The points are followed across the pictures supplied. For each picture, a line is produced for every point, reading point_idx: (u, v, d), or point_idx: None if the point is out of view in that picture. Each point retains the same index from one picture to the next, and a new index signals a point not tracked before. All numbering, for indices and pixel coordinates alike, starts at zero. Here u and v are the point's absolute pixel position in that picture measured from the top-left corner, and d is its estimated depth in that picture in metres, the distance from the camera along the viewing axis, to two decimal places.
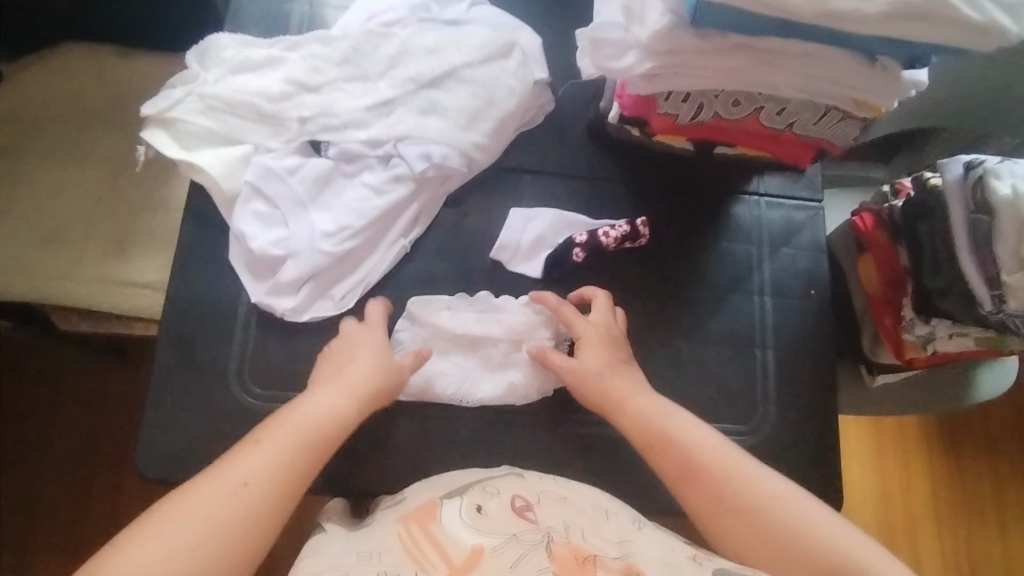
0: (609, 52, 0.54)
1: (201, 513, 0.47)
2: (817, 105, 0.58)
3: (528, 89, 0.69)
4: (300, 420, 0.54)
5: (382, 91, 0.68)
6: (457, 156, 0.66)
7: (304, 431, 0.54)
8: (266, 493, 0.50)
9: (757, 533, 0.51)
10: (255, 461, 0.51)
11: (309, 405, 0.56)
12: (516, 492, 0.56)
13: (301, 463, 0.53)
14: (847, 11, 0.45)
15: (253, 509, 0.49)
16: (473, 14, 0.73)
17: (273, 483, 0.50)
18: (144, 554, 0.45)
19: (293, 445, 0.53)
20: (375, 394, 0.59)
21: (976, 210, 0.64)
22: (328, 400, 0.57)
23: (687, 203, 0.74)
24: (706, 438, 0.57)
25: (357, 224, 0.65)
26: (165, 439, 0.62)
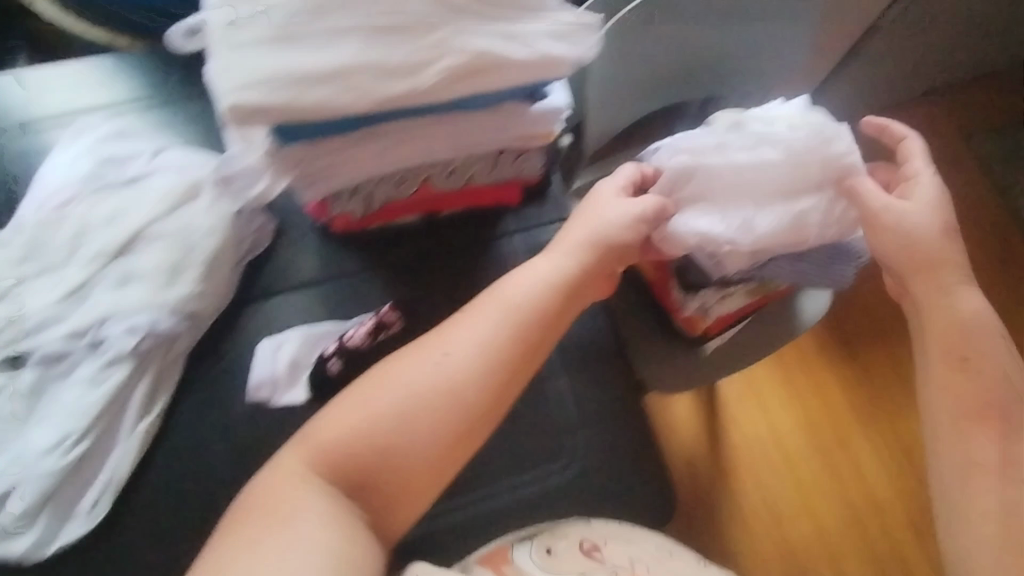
0: (241, 183, 0.55)
1: (370, 413, 0.51)
2: (482, 157, 0.59)
3: (227, 223, 0.67)
4: (529, 288, 0.56)
5: (69, 277, 0.64)
6: (167, 317, 0.63)
7: (477, 357, 0.53)
8: (470, 356, 0.53)
9: (975, 408, 0.52)
10: (478, 329, 0.54)
11: (473, 335, 0.54)
12: (585, 533, 0.60)
13: (516, 337, 0.54)
14: (402, 92, 0.47)
15: (465, 368, 0.52)
16: (156, 163, 0.70)
17: (477, 359, 0.53)
18: (327, 434, 0.50)
19: (517, 319, 0.54)
20: (559, 289, 0.56)
21: None
22: (477, 339, 0.54)
23: (434, 270, 0.71)
24: (949, 270, 0.54)
25: (78, 426, 0.60)
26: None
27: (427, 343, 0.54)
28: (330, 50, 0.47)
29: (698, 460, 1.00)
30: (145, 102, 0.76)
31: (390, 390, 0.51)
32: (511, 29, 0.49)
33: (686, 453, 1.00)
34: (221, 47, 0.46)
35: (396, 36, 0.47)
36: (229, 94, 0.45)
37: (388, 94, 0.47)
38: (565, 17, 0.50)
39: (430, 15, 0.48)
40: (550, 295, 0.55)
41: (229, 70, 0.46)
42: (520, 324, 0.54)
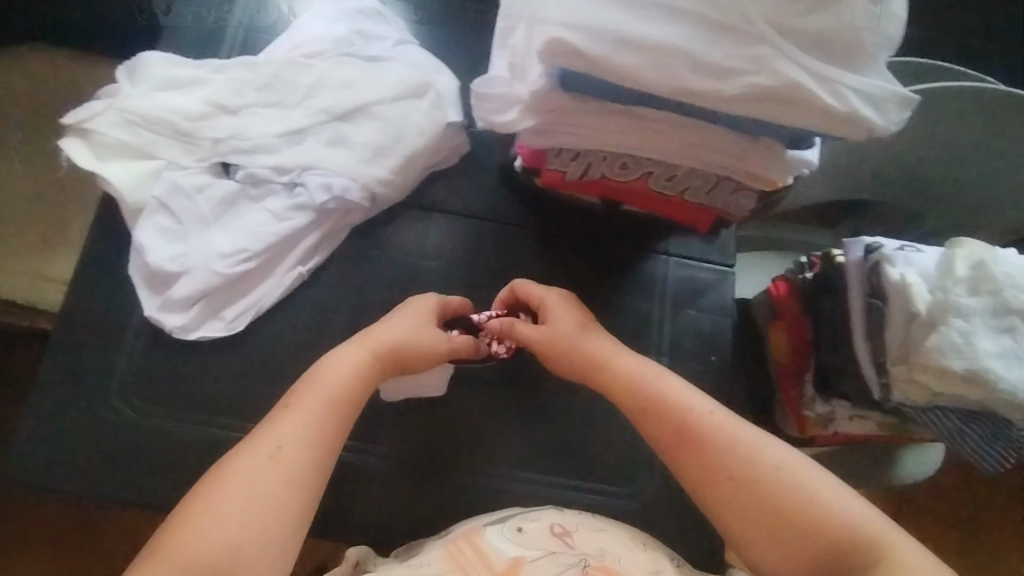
0: (492, 106, 0.55)
1: (261, 483, 0.50)
2: (707, 175, 0.59)
3: (439, 130, 0.69)
4: (319, 385, 0.57)
5: (294, 119, 0.68)
6: (358, 190, 0.67)
7: (325, 387, 0.57)
8: (304, 426, 0.54)
9: (745, 476, 0.53)
10: (298, 423, 0.54)
11: (327, 367, 0.58)
12: (556, 519, 0.57)
13: (336, 412, 0.56)
14: (702, 89, 0.46)
15: (291, 451, 0.52)
16: (396, 52, 0.71)
17: (305, 453, 0.53)
18: (229, 495, 0.49)
19: (337, 401, 0.56)
20: (362, 381, 0.59)
21: (872, 294, 0.64)
22: (344, 354, 0.59)
23: (591, 256, 0.73)
24: (640, 365, 0.62)
25: (253, 247, 0.66)
26: (29, 442, 0.64)
27: (248, 445, 0.53)
28: (667, 22, 0.46)
29: None
30: None
31: (288, 428, 0.53)
32: (827, 73, 0.47)
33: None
34: None
35: (720, 34, 0.46)
36: (549, 28, 0.44)
37: (685, 86, 0.46)
38: (883, 83, 0.48)
39: (758, 26, 0.46)
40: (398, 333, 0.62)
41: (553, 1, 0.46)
42: (377, 365, 0.60)
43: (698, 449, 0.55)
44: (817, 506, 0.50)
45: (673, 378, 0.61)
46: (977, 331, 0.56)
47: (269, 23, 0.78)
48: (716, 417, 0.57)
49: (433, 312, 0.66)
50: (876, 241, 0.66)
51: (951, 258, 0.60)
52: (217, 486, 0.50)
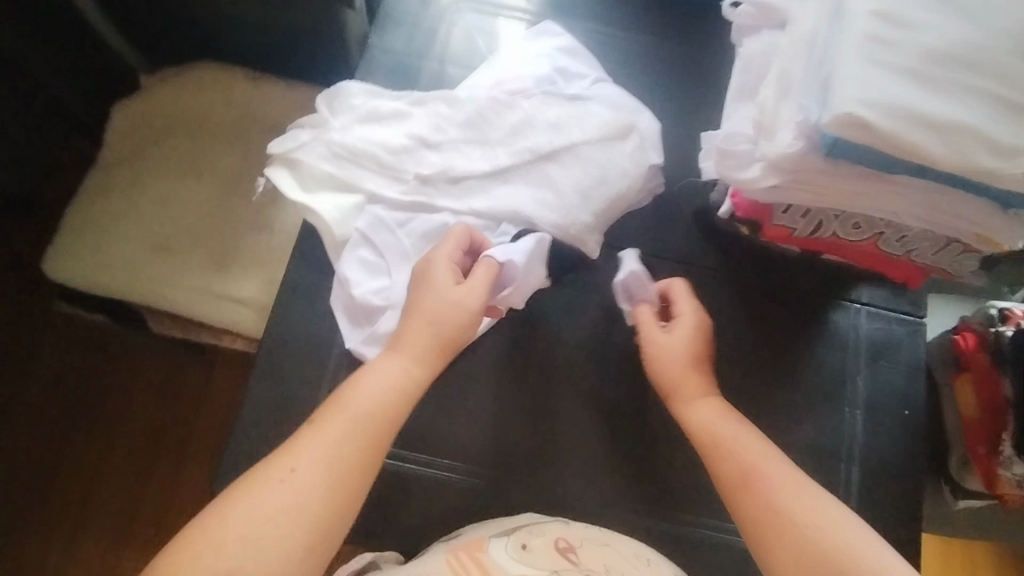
0: (734, 163, 0.55)
1: (271, 507, 0.51)
2: (937, 238, 0.58)
3: (642, 172, 0.71)
4: (352, 409, 0.56)
5: (499, 157, 0.69)
6: (563, 232, 0.68)
7: (359, 412, 0.56)
8: (327, 448, 0.54)
9: (766, 526, 0.55)
10: (316, 448, 0.54)
11: (361, 388, 0.58)
12: (562, 534, 0.60)
13: (357, 435, 0.55)
14: (993, 169, 0.42)
15: (306, 477, 0.53)
16: (595, 90, 0.74)
17: (319, 478, 0.53)
18: (244, 510, 0.51)
19: (361, 420, 0.56)
20: (396, 397, 0.58)
21: None
22: (381, 376, 0.59)
23: (783, 303, 0.73)
24: (711, 413, 0.62)
25: None
26: (248, 462, 0.68)
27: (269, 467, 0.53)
28: (955, 97, 0.43)
29: None
30: (598, 33, 0.80)
31: (308, 454, 0.54)
32: None
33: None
34: (851, 48, 0.44)
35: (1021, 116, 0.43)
36: (841, 99, 0.42)
37: (976, 165, 0.42)
38: None
39: None
40: (459, 321, 0.60)
41: (841, 72, 0.43)
42: (415, 378, 0.60)
43: (736, 488, 0.58)
44: (830, 549, 0.53)
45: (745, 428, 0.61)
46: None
47: (463, 58, 0.80)
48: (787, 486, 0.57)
49: (450, 272, 0.62)
50: None
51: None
52: (231, 508, 0.51)
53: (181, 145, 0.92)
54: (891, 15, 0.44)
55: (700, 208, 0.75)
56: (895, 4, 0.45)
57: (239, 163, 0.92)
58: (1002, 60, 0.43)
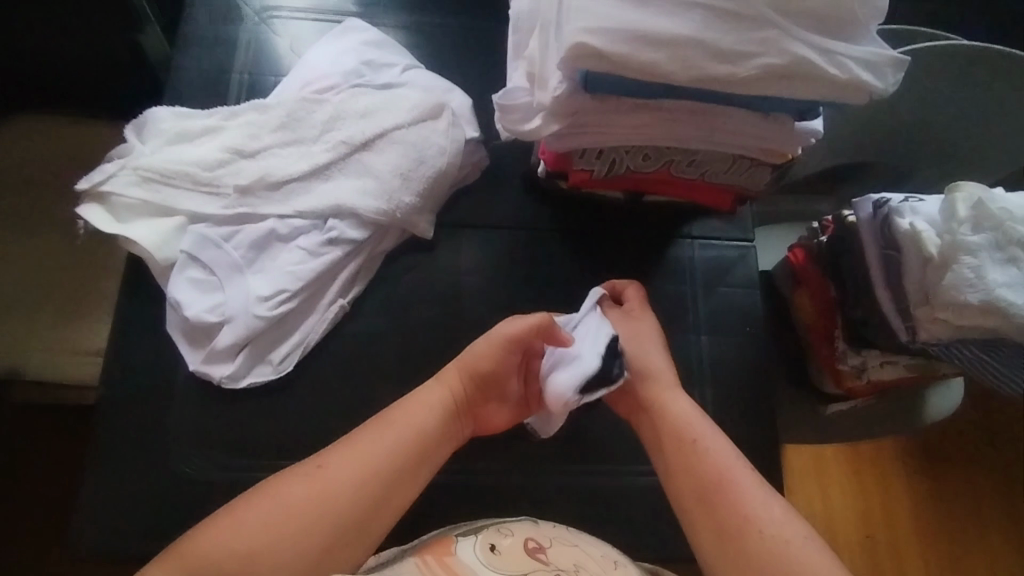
0: (517, 116, 0.57)
1: (301, 498, 0.51)
2: (724, 156, 0.61)
3: (458, 148, 0.72)
4: (399, 429, 0.56)
5: (315, 155, 0.69)
6: (390, 215, 0.68)
7: (408, 424, 0.56)
8: (373, 462, 0.54)
9: (724, 529, 0.54)
10: (357, 452, 0.54)
11: (416, 397, 0.58)
12: (530, 533, 0.53)
13: (398, 451, 0.55)
14: (721, 74, 0.47)
15: (342, 480, 0.52)
16: (406, 77, 0.76)
17: (352, 477, 0.53)
18: (272, 501, 0.51)
19: (405, 440, 0.55)
20: (434, 424, 0.57)
21: (886, 246, 0.67)
22: (431, 389, 0.59)
23: (619, 248, 0.76)
24: (718, 450, 0.57)
25: (293, 286, 0.66)
26: (99, 503, 0.65)
27: (305, 465, 0.54)
28: (677, 15, 0.47)
29: None
30: (404, 23, 0.82)
31: (349, 459, 0.53)
32: (826, 45, 0.48)
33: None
34: None
35: (735, 21, 0.47)
36: (573, 31, 0.45)
37: (705, 73, 0.47)
38: (879, 48, 0.50)
39: (768, 10, 0.47)
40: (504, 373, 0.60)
41: (571, 7, 0.47)
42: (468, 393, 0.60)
43: (685, 443, 0.58)
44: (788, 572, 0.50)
45: (754, 479, 0.56)
46: (986, 263, 0.59)
47: (273, 66, 0.80)
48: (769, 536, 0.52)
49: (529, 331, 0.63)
50: (884, 196, 0.69)
51: (950, 200, 0.62)
52: (256, 498, 0.51)
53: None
54: None
55: (528, 171, 0.77)
56: None
57: (60, 208, 0.87)
58: None
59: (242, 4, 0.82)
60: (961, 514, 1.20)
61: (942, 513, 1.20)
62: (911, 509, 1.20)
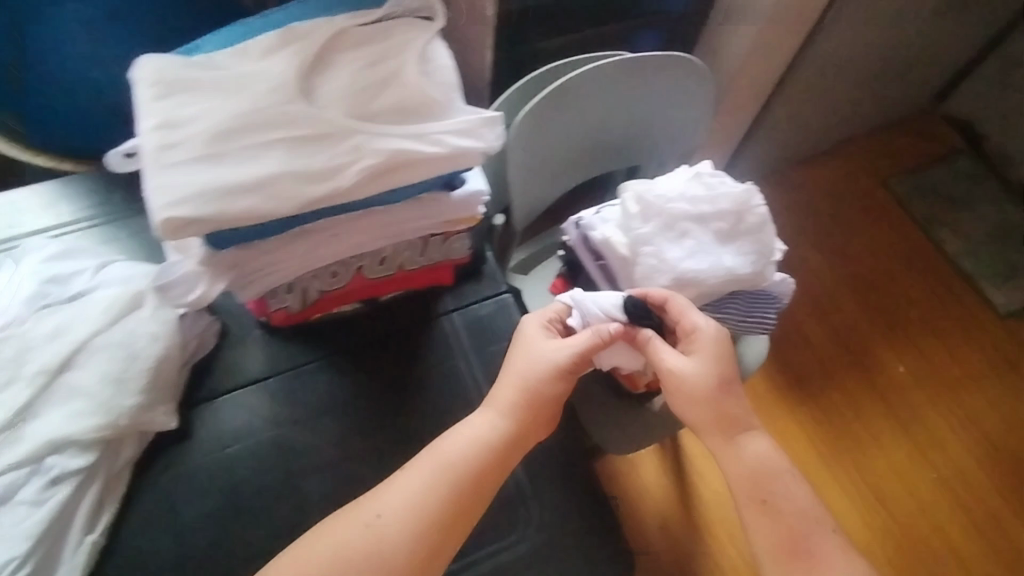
0: (180, 285, 0.58)
1: (352, 549, 0.54)
2: (410, 243, 0.63)
3: (173, 331, 0.69)
4: (469, 441, 0.59)
5: (10, 398, 0.62)
6: (114, 427, 0.64)
7: (454, 461, 0.58)
8: (445, 495, 0.56)
9: (765, 511, 0.57)
10: (409, 493, 0.56)
11: (459, 432, 0.60)
12: None
13: (452, 488, 0.56)
14: (324, 193, 0.50)
15: (436, 510, 0.55)
16: (100, 278, 0.72)
17: (405, 523, 0.55)
18: (321, 557, 0.54)
19: (474, 456, 0.59)
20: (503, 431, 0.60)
21: (599, 257, 0.71)
22: (474, 423, 0.61)
23: (377, 352, 0.74)
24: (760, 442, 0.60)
25: (21, 550, 0.58)
26: None
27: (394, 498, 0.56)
28: (263, 157, 0.50)
29: (672, 522, 1.11)
30: (96, 224, 0.80)
31: (391, 510, 0.55)
32: (414, 130, 0.53)
33: (658, 517, 1.11)
34: (153, 162, 0.48)
35: (320, 143, 0.51)
36: (161, 208, 0.47)
37: (309, 197, 0.50)
38: (466, 115, 0.55)
39: (346, 121, 0.51)
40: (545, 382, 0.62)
41: (157, 185, 0.48)
42: (526, 415, 0.61)
43: (724, 430, 0.59)
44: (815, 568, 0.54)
45: (795, 477, 0.59)
46: (662, 246, 0.65)
47: None
48: (794, 528, 0.56)
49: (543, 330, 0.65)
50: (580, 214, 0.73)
51: (624, 202, 0.68)
52: (312, 553, 0.54)
53: None
54: (177, 121, 0.50)
55: (261, 315, 0.75)
56: (177, 112, 0.51)
57: None
58: (281, 109, 0.51)
59: None
60: (862, 418, 1.27)
61: (840, 432, 1.26)
62: (832, 429, 1.26)
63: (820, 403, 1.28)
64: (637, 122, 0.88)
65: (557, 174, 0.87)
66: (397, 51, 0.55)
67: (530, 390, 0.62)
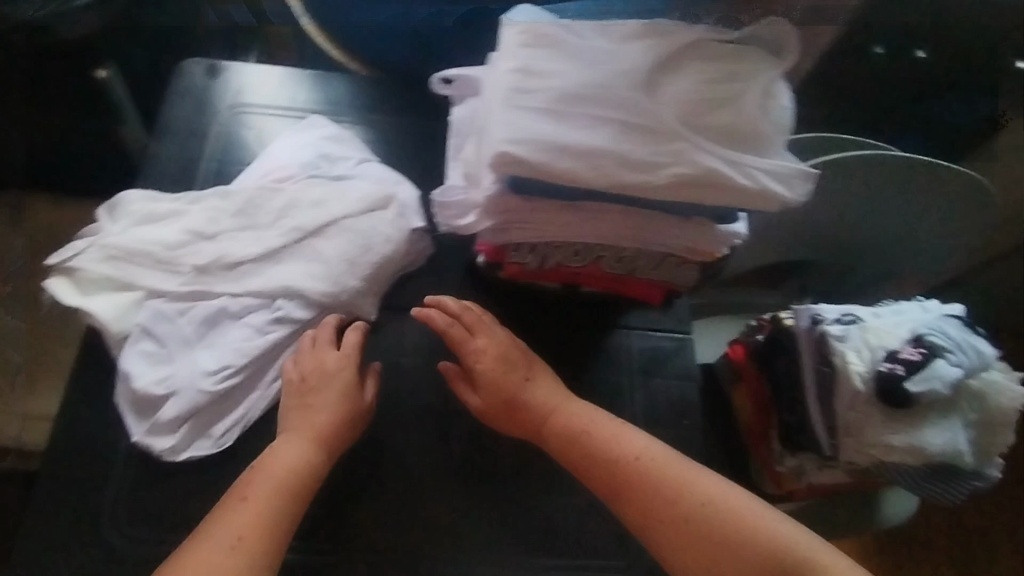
0: (453, 212, 0.60)
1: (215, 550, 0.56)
2: (652, 253, 0.64)
3: (404, 236, 0.74)
4: (259, 489, 0.60)
5: (270, 240, 0.73)
6: (330, 296, 0.71)
7: (274, 485, 0.61)
8: (256, 540, 0.57)
9: (664, 488, 0.62)
10: (241, 518, 0.58)
11: (281, 458, 0.63)
12: None
13: (278, 513, 0.60)
14: (635, 182, 0.52)
15: (252, 551, 0.57)
16: (359, 169, 0.79)
17: (261, 540, 0.57)
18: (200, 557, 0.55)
19: (273, 502, 0.60)
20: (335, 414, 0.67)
21: (825, 364, 0.68)
22: (294, 453, 0.64)
23: (551, 336, 0.76)
24: (595, 417, 0.68)
25: (237, 363, 0.70)
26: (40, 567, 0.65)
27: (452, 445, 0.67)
28: (594, 129, 0.52)
29: None
30: (367, 122, 0.88)
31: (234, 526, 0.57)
32: (736, 157, 0.53)
33: None
34: (501, 100, 0.52)
35: (646, 136, 0.52)
36: (498, 143, 0.50)
37: (622, 182, 0.51)
38: (787, 163, 0.54)
39: (677, 126, 0.52)
40: (302, 449, 0.64)
41: (498, 121, 0.51)
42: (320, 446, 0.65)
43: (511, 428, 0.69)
44: (748, 523, 0.58)
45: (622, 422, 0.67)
46: (932, 352, 0.64)
47: (239, 155, 0.86)
48: (642, 461, 0.63)
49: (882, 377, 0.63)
50: (819, 309, 0.71)
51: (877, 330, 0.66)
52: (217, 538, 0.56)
53: None
54: (540, 70, 0.53)
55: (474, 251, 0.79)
56: (531, 59, 0.53)
57: None
58: (625, 91, 0.52)
59: (217, 99, 0.88)
60: None
61: None
62: None
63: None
64: (893, 230, 0.81)
65: (791, 234, 0.82)
66: (748, 74, 0.54)
67: (342, 414, 0.67)
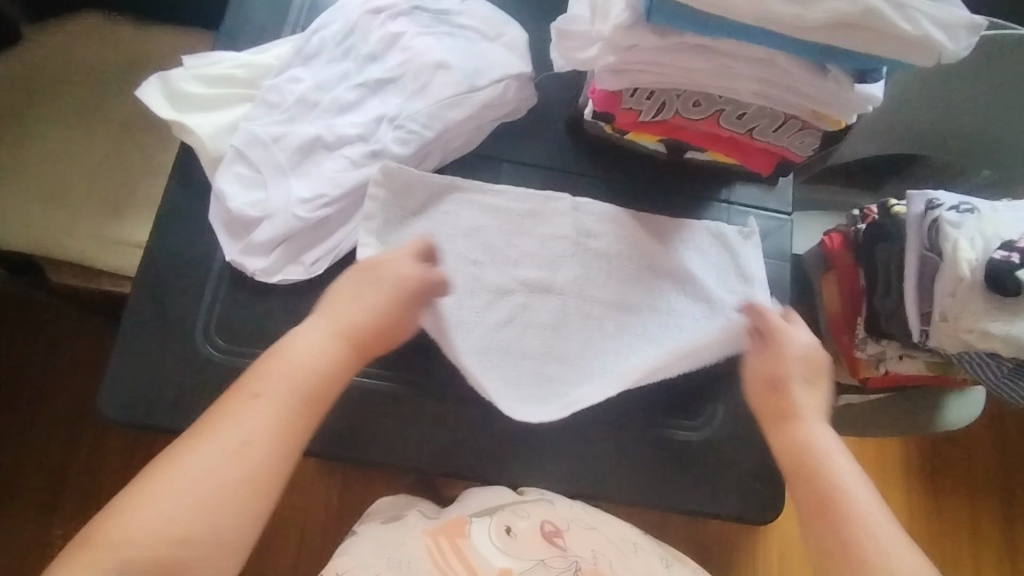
0: (575, 44, 0.58)
1: (209, 475, 0.54)
2: (775, 113, 0.60)
3: (509, 79, 0.72)
4: (281, 383, 0.58)
5: (372, 73, 0.73)
6: (429, 130, 0.70)
7: (291, 381, 0.58)
8: (265, 450, 0.56)
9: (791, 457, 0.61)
10: (252, 419, 0.56)
11: (300, 345, 0.60)
12: (546, 517, 0.66)
13: (299, 414, 0.58)
14: (784, 15, 0.48)
15: (261, 462, 0.55)
16: (464, 6, 0.75)
17: (270, 448, 0.56)
18: (191, 471, 0.54)
19: (293, 398, 0.58)
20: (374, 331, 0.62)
21: (929, 249, 0.71)
22: (314, 342, 0.60)
23: (647, 199, 0.75)
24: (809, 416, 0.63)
25: (332, 193, 0.69)
26: (138, 372, 0.68)
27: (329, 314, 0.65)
28: None
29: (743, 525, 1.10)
30: None
31: (232, 431, 0.56)
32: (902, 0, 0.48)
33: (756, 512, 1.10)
34: None
35: None
36: None
37: (772, 12, 0.48)
38: (956, 9, 0.49)
39: None
40: (321, 357, 0.59)
41: None
42: (350, 357, 0.61)
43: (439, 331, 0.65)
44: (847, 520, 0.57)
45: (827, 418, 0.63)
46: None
47: None
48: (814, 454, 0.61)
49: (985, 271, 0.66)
50: (937, 198, 0.72)
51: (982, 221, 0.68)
52: (189, 460, 0.54)
53: (69, 96, 0.98)
54: None
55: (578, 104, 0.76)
56: None
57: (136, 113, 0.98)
58: None
59: None
60: None
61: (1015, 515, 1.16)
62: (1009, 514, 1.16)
63: (981, 495, 1.17)
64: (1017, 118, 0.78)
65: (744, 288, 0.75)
66: None
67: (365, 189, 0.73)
